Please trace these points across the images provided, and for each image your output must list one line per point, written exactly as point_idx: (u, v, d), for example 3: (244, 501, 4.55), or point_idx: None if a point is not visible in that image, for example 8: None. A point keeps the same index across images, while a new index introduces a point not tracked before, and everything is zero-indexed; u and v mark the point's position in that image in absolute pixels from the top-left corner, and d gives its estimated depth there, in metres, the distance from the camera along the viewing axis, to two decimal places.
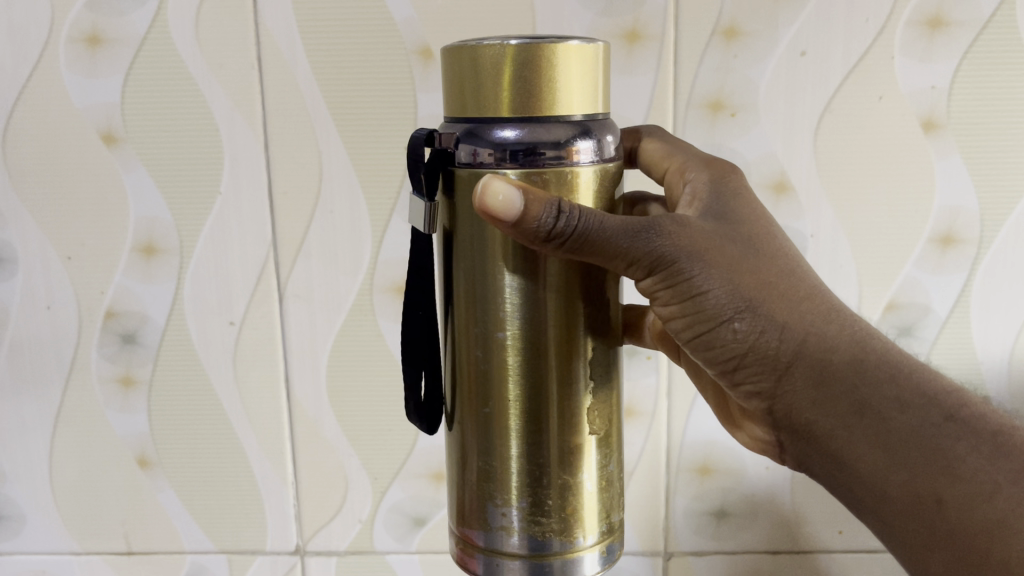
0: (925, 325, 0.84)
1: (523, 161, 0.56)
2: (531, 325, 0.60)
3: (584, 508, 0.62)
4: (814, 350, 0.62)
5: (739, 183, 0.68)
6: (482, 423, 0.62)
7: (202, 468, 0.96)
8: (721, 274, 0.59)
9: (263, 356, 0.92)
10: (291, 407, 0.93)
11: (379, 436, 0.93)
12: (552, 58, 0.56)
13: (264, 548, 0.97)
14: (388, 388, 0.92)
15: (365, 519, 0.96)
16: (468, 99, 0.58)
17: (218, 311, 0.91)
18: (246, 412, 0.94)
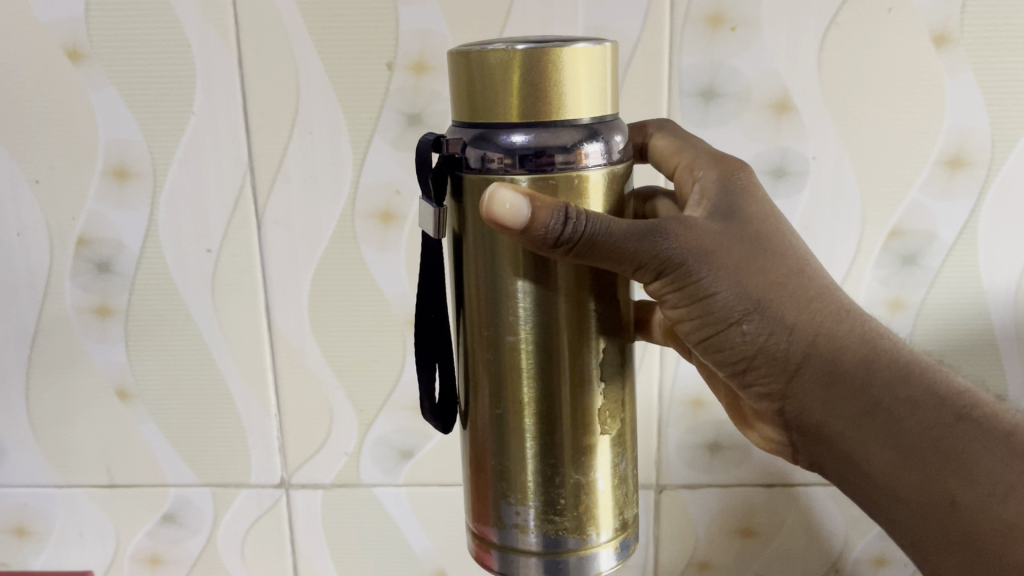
0: (930, 252, 0.81)
1: (532, 168, 0.55)
2: (545, 329, 0.59)
3: (597, 505, 0.62)
4: (824, 349, 0.61)
5: (749, 181, 0.65)
6: (495, 427, 0.62)
7: (184, 402, 0.93)
8: (727, 274, 0.58)
9: (243, 287, 0.88)
10: (273, 339, 0.90)
11: (365, 367, 0.91)
12: (560, 64, 0.54)
13: (248, 481, 0.96)
14: (373, 318, 0.89)
15: (351, 452, 0.94)
16: (475, 103, 0.56)
17: (195, 240, 0.87)
18: (228, 343, 0.91)
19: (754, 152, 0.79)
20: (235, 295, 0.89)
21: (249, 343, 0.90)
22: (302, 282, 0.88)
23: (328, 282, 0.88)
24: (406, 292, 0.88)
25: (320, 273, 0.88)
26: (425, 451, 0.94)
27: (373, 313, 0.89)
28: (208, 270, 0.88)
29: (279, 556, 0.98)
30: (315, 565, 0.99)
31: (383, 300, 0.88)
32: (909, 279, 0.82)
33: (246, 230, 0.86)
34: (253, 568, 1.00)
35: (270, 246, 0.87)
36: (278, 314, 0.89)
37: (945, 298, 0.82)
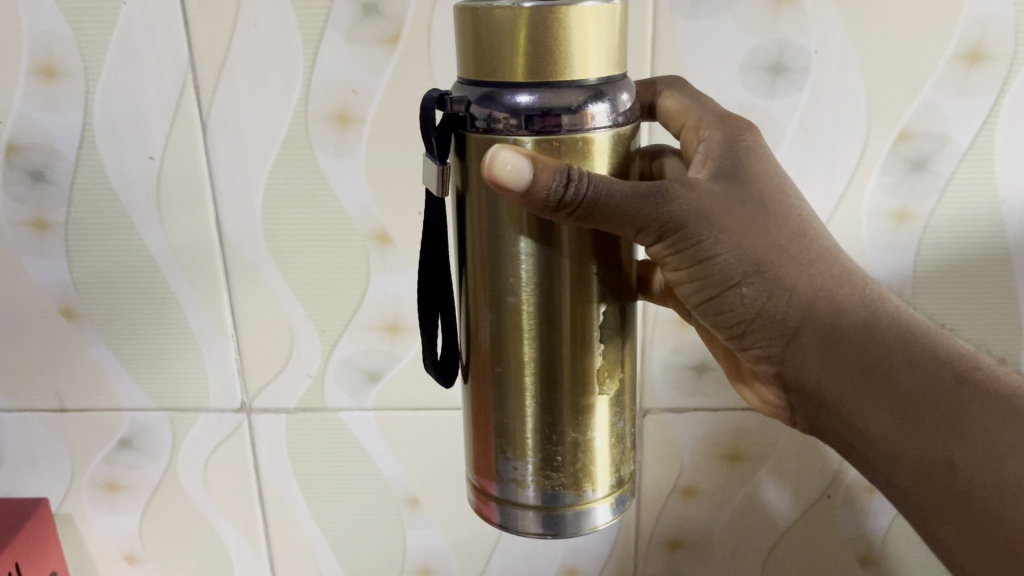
0: (941, 157, 0.74)
1: (537, 132, 0.50)
2: (546, 286, 0.54)
3: (595, 463, 0.58)
4: (823, 310, 0.58)
5: (755, 139, 0.61)
6: (494, 383, 0.58)
7: (132, 320, 0.86)
8: (728, 235, 0.55)
9: (189, 198, 0.80)
10: (227, 255, 0.82)
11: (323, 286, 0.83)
12: (570, 23, 0.49)
13: (207, 405, 0.89)
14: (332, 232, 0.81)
15: (315, 375, 0.87)
16: (479, 61, 0.51)
17: (135, 144, 0.78)
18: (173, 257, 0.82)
19: (752, 47, 0.71)
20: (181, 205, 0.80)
21: (200, 257, 0.82)
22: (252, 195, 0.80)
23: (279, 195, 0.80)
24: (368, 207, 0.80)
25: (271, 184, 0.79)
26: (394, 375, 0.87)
27: (332, 229, 0.81)
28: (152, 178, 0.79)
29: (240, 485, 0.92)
30: (281, 492, 0.93)
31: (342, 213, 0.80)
32: (917, 187, 0.75)
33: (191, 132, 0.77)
34: (218, 498, 0.94)
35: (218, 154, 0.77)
36: (229, 231, 0.81)
37: (955, 206, 0.76)
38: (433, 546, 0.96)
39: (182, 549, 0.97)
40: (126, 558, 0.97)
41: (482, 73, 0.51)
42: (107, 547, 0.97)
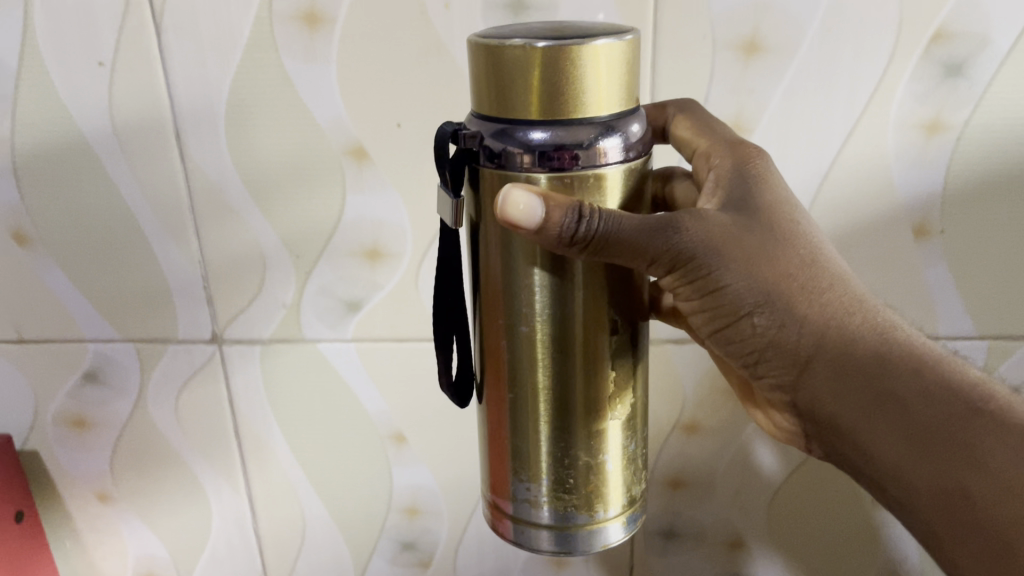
0: (978, 60, 0.66)
1: (549, 168, 0.48)
2: (559, 333, 0.53)
3: (608, 484, 0.56)
4: (835, 344, 0.54)
5: (762, 163, 0.58)
6: (507, 404, 0.56)
7: (118, 356, 0.80)
8: (738, 263, 0.52)
9: (156, 148, 0.72)
10: (188, 174, 0.72)
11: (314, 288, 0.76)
12: (582, 84, 0.47)
13: (176, 335, 0.78)
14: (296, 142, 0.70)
15: (291, 304, 0.77)
16: (494, 92, 0.48)
17: (92, 90, 0.70)
18: (152, 272, 0.76)
19: None
20: (147, 149, 0.72)
21: (154, 145, 0.71)
22: (215, 145, 0.71)
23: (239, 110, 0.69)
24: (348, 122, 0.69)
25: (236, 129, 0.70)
26: (378, 301, 0.76)
27: (292, 144, 0.71)
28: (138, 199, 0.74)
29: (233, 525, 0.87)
30: (257, 423, 0.82)
31: (311, 157, 0.71)
32: (952, 95, 0.67)
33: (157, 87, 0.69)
34: (189, 428, 0.83)
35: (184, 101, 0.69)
36: (193, 194, 0.73)
37: (991, 116, 0.67)
38: (420, 484, 0.84)
39: (165, 498, 0.86)
40: (100, 498, 0.87)
41: (496, 107, 0.49)
42: (80, 485, 0.86)
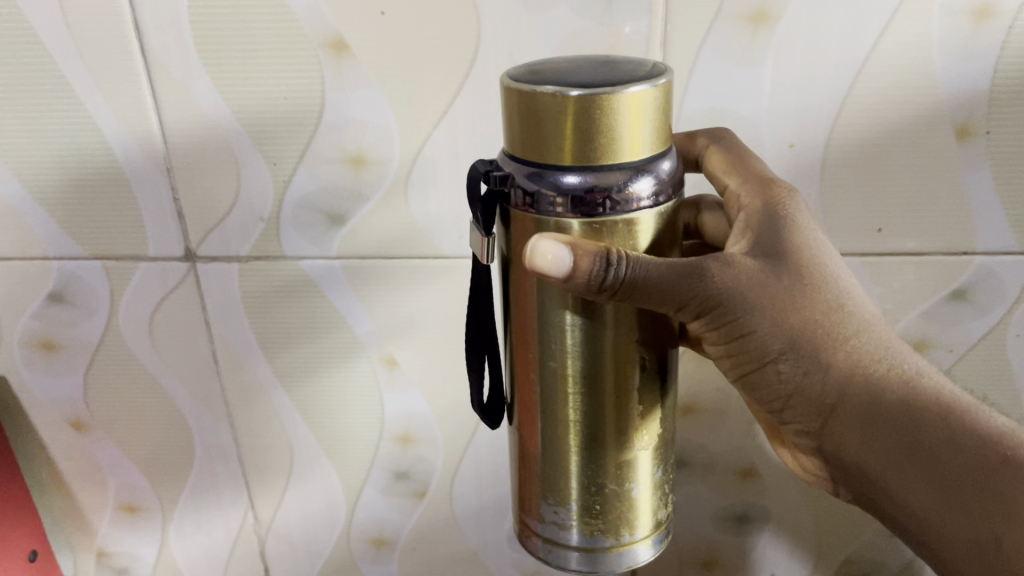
0: None
1: (580, 216, 0.35)
2: (590, 376, 0.38)
3: (637, 508, 0.41)
4: (861, 391, 0.40)
5: (799, 209, 0.42)
6: (537, 437, 0.41)
7: (126, 473, 0.60)
8: (767, 314, 0.39)
9: (183, 326, 0.54)
10: (218, 365, 0.55)
11: (347, 420, 0.57)
12: (622, 138, 0.34)
13: (123, 329, 0.54)
14: (340, 356, 0.55)
15: (278, 310, 0.53)
16: (519, 135, 0.35)
17: (56, 43, 0.46)
18: (174, 426, 0.58)
19: None
20: (170, 328, 0.54)
21: (154, 217, 0.50)
22: (246, 346, 0.55)
23: (262, 291, 0.52)
24: (378, 326, 0.53)
25: (250, 297, 0.53)
26: (366, 272, 0.51)
27: (340, 336, 0.54)
28: (138, 349, 0.55)
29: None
30: (236, 350, 0.55)
31: (360, 309, 0.53)
32: None
33: (185, 275, 0.52)
34: (171, 362, 0.55)
35: (215, 267, 0.52)
36: (233, 403, 0.57)
37: None
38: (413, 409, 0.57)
39: (133, 463, 0.60)
40: (124, 510, 0.62)
41: (522, 144, 0.35)
42: (102, 490, 0.61)
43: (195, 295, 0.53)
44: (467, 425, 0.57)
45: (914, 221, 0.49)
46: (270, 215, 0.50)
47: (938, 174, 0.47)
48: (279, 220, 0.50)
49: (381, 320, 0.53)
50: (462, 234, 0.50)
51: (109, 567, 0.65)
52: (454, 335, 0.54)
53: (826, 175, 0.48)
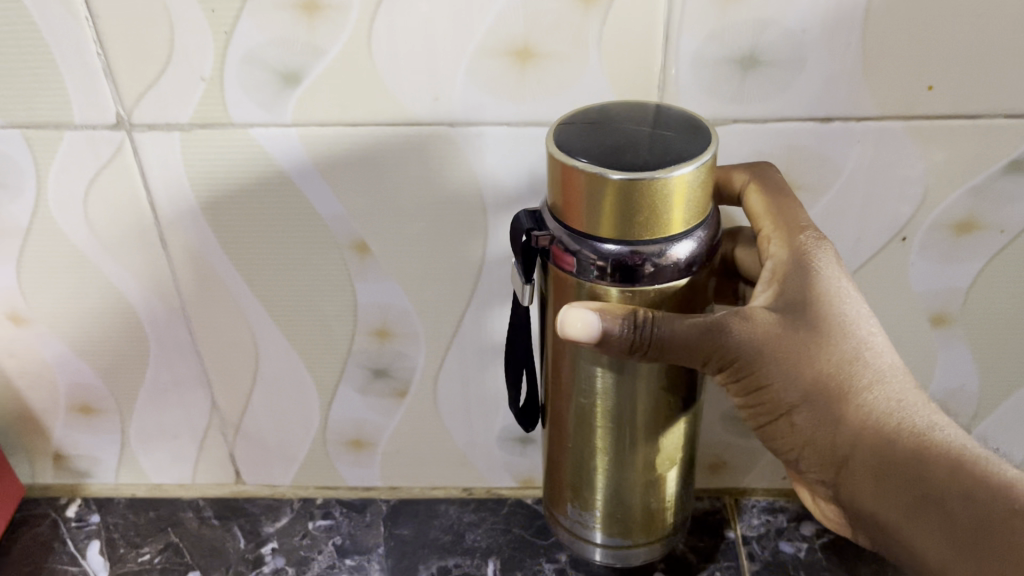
0: None
1: (619, 282, 0.37)
2: (618, 412, 0.41)
3: (659, 513, 0.46)
4: (873, 442, 0.37)
5: (830, 258, 0.39)
6: (568, 449, 0.45)
7: (76, 372, 0.55)
8: (782, 366, 0.37)
9: (124, 207, 0.47)
10: (167, 253, 0.49)
11: (317, 313, 0.51)
12: (662, 215, 0.35)
13: (55, 204, 0.47)
14: (304, 241, 0.48)
15: (228, 185, 0.46)
16: (562, 203, 0.36)
17: None
18: (124, 321, 0.52)
19: None
20: (109, 210, 0.47)
21: (76, 76, 0.43)
22: (197, 231, 0.48)
23: (210, 166, 0.45)
24: (345, 206, 0.47)
25: (197, 174, 0.46)
26: (324, 139, 0.44)
27: (303, 219, 0.47)
28: (75, 235, 0.49)
29: (173, 512, 0.59)
30: (185, 234, 0.48)
31: (325, 185, 0.46)
32: None
33: (119, 147, 0.45)
34: (112, 246, 0.49)
35: (153, 136, 0.44)
36: (188, 296, 0.51)
37: None
38: (389, 301, 0.51)
39: (84, 363, 0.54)
40: (80, 413, 0.57)
41: (565, 209, 0.36)
42: (53, 391, 0.55)
43: (133, 167, 0.46)
44: (450, 320, 0.51)
45: (972, 80, 0.41)
46: (212, 73, 0.42)
47: (1008, 22, 0.39)
48: (223, 81, 0.43)
49: (350, 201, 0.46)
50: (439, 98, 0.42)
51: (69, 471, 0.60)
52: (433, 218, 0.47)
53: (872, 26, 0.39)
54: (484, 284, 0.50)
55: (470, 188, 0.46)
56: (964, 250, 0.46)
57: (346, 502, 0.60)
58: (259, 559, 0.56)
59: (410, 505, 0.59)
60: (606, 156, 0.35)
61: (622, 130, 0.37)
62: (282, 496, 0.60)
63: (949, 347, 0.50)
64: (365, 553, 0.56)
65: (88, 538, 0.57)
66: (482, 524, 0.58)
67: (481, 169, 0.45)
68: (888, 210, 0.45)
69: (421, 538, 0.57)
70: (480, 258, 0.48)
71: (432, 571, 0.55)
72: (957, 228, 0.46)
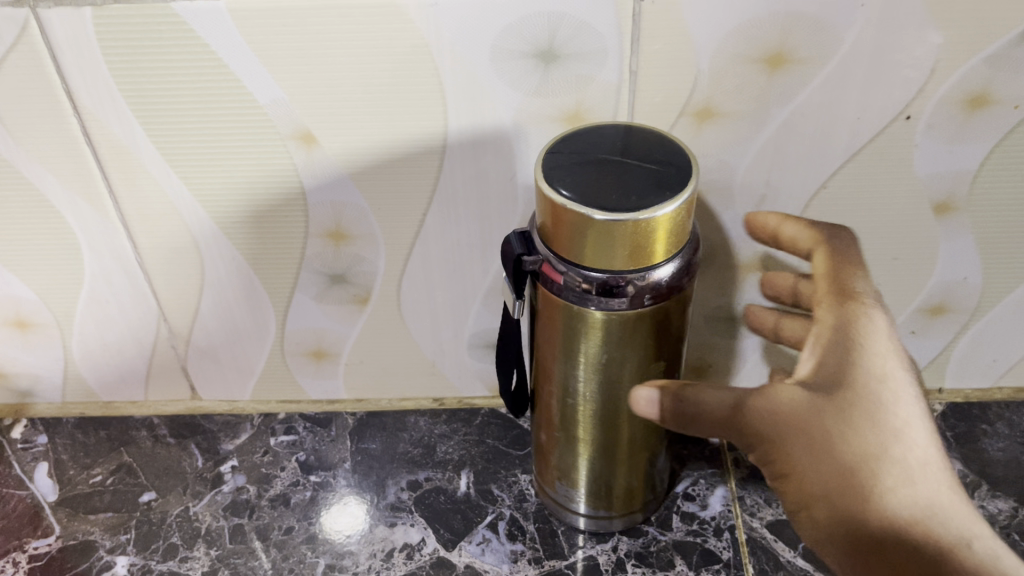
0: None
1: (605, 305, 0.37)
2: (599, 414, 0.42)
3: (644, 488, 0.48)
4: (904, 547, 0.33)
5: (873, 329, 0.39)
6: (554, 441, 0.46)
7: (6, 284, 0.50)
8: (805, 457, 0.35)
9: (37, 96, 0.42)
10: (93, 150, 0.44)
11: (268, 216, 0.47)
12: (646, 248, 0.36)
13: None
14: (244, 131, 0.43)
15: (155, 71, 0.41)
16: (550, 232, 0.37)
17: None
18: (52, 226, 0.47)
19: None
20: (22, 100, 0.42)
21: None
22: (124, 123, 0.43)
23: (129, 47, 0.40)
24: (287, 92, 0.42)
25: (118, 58, 0.40)
26: (258, 12, 0.39)
27: (241, 108, 0.42)
28: None
29: (126, 431, 0.56)
30: (111, 128, 0.43)
31: (260, 65, 0.41)
32: None
33: (24, 26, 0.39)
34: (30, 142, 0.44)
35: (61, 13, 0.39)
36: (122, 198, 0.46)
37: None
38: (342, 198, 0.46)
39: (14, 274, 0.50)
40: (14, 328, 0.52)
41: (551, 238, 0.37)
42: None
43: (45, 49, 0.40)
44: (412, 220, 0.47)
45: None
46: None
47: None
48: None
49: (292, 85, 0.41)
50: None
51: (11, 390, 0.56)
52: (385, 102, 0.42)
53: None
54: (446, 179, 0.45)
55: (425, 66, 0.40)
56: (976, 127, 0.42)
57: (309, 416, 0.56)
58: (219, 477, 0.53)
59: (378, 418, 0.56)
60: (591, 192, 0.35)
61: (609, 162, 0.37)
62: (241, 412, 0.57)
63: (951, 238, 0.47)
64: (331, 469, 0.53)
65: (36, 460, 0.54)
66: (455, 436, 0.54)
67: (437, 43, 0.39)
68: (892, 85, 0.40)
69: (389, 452, 0.54)
70: (441, 148, 0.43)
71: (402, 486, 0.52)
72: (969, 103, 0.41)
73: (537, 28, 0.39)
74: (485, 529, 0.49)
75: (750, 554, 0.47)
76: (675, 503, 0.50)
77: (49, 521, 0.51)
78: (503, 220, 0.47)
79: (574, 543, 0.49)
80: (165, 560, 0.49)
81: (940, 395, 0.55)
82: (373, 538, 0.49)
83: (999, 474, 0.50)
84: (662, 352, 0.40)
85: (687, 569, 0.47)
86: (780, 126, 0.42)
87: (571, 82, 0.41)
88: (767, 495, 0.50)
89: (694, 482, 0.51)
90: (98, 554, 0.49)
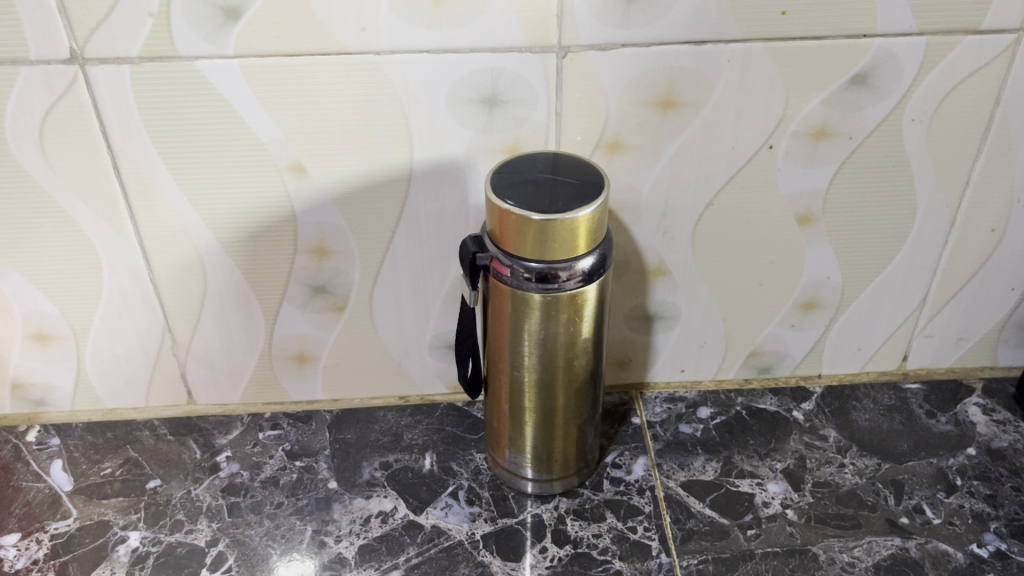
0: None
1: (541, 289, 0.48)
2: (539, 384, 0.53)
3: (579, 455, 0.58)
4: None
5: None
6: (503, 414, 0.56)
7: (31, 300, 0.58)
8: None
9: (77, 138, 0.51)
10: (121, 181, 0.53)
11: (264, 236, 0.57)
12: (571, 243, 0.47)
13: (12, 139, 0.51)
14: (248, 164, 0.53)
15: (179, 116, 0.51)
16: (498, 233, 0.48)
17: None
18: (78, 248, 0.56)
19: None
20: (63, 142, 0.52)
21: (33, 15, 0.47)
22: (148, 159, 0.53)
23: (158, 96, 0.50)
24: (283, 131, 0.52)
25: (149, 106, 0.50)
26: (263, 69, 0.49)
27: (247, 146, 0.53)
28: (31, 166, 0.52)
29: (130, 432, 0.64)
30: (137, 163, 0.53)
31: (264, 110, 0.51)
32: None
33: (72, 80, 0.49)
34: (66, 176, 0.53)
35: (104, 70, 0.49)
36: (141, 222, 0.55)
37: None
38: (326, 219, 0.56)
39: (41, 292, 0.58)
40: (35, 341, 0.61)
41: (500, 239, 0.48)
42: (9, 319, 0.59)
43: (88, 99, 0.50)
44: (383, 238, 0.57)
45: (820, 7, 0.48)
46: (159, 8, 0.47)
47: None
48: (170, 16, 0.47)
49: (289, 127, 0.52)
50: (366, 28, 0.48)
51: (26, 399, 0.64)
52: (364, 140, 0.53)
53: None
54: (411, 202, 0.55)
55: (395, 111, 0.51)
56: (822, 154, 0.54)
57: (292, 414, 0.65)
58: (216, 465, 0.61)
59: (351, 414, 0.65)
60: (527, 201, 0.46)
61: (540, 181, 0.48)
62: (231, 413, 0.65)
63: (814, 245, 0.59)
64: (313, 455, 0.62)
65: (51, 457, 0.62)
66: (419, 425, 0.64)
67: (405, 92, 0.51)
68: (756, 122, 0.53)
69: (363, 440, 0.63)
70: (408, 177, 0.54)
71: (375, 466, 0.61)
72: (815, 136, 0.53)
73: (481, 80, 0.50)
74: (447, 496, 0.59)
75: (667, 507, 0.57)
76: (605, 470, 0.60)
77: (68, 506, 0.58)
78: (458, 237, 0.57)
79: (522, 504, 0.58)
80: (173, 532, 0.57)
81: (819, 379, 0.66)
82: (352, 508, 0.58)
83: (865, 438, 0.62)
84: (586, 329, 0.51)
85: (616, 520, 0.57)
86: (672, 156, 0.54)
87: (510, 121, 0.52)
88: (680, 461, 0.61)
89: (620, 453, 0.61)
90: (113, 531, 0.57)
